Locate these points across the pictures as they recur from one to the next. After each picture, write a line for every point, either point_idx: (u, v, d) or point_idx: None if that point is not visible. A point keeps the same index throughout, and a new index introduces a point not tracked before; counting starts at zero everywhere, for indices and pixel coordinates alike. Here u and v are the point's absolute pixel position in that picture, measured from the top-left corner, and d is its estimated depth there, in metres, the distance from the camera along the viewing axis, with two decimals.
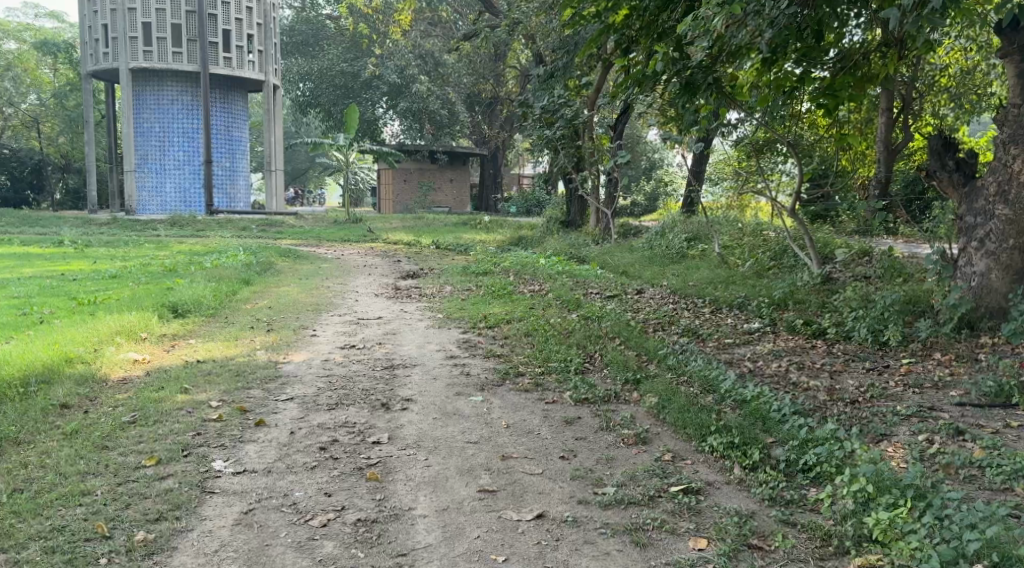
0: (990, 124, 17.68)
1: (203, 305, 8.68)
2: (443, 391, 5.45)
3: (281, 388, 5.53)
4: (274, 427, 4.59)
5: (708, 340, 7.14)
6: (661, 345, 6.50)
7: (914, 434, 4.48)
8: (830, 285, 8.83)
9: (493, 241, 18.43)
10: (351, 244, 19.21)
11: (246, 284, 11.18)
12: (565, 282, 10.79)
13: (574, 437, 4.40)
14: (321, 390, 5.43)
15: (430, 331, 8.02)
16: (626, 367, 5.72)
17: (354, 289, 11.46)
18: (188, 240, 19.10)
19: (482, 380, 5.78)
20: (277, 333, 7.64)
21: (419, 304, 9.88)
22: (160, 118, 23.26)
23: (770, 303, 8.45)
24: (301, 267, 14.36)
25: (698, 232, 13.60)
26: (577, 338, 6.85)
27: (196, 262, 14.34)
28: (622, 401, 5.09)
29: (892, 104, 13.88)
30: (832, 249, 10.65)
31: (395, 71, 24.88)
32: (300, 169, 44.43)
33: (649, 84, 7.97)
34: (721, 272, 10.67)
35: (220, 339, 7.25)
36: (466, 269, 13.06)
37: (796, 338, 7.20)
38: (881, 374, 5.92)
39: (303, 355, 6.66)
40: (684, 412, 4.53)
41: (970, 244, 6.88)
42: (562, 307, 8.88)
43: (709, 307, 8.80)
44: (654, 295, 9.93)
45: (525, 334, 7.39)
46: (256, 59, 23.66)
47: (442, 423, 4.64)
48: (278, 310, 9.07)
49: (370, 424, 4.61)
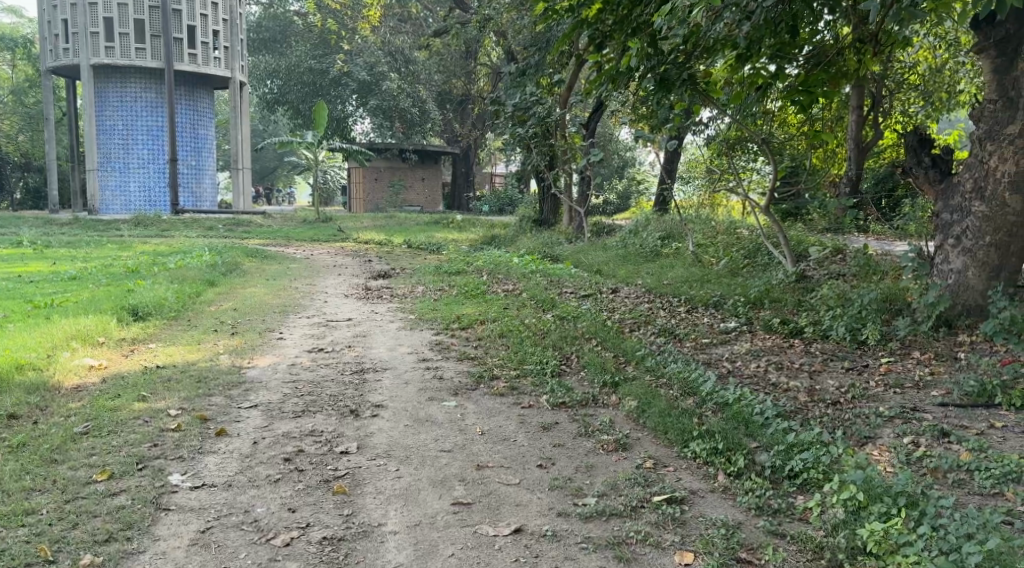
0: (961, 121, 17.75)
1: (165, 308, 8.39)
2: (415, 396, 5.26)
3: (244, 394, 5.31)
4: (236, 437, 4.38)
5: (685, 341, 7.02)
6: (638, 346, 6.36)
7: (898, 436, 4.38)
8: (806, 284, 8.77)
9: (466, 240, 18.24)
10: (321, 243, 18.89)
11: (211, 285, 10.87)
12: (539, 281, 10.63)
13: (552, 443, 4.23)
14: (287, 397, 5.21)
15: (402, 332, 7.82)
16: (603, 369, 5.57)
17: (323, 290, 11.21)
18: (152, 241, 18.65)
19: (454, 384, 5.60)
20: (242, 336, 7.40)
21: (390, 305, 9.66)
22: (123, 115, 22.71)
23: (745, 302, 8.36)
24: (269, 267, 14.04)
25: (671, 230, 13.52)
26: (552, 339, 6.69)
27: (159, 263, 13.96)
28: (600, 405, 4.94)
29: (863, 102, 13.88)
30: (806, 247, 10.62)
31: (364, 69, 24.56)
32: (269, 167, 43.85)
33: (623, 80, 7.82)
34: (696, 270, 10.58)
35: (182, 344, 6.98)
36: (438, 268, 12.85)
37: (773, 337, 7.08)
38: (861, 373, 5.83)
39: (268, 359, 6.43)
40: (665, 416, 4.38)
41: (947, 241, 6.83)
42: (537, 307, 8.72)
43: (685, 306, 8.69)
44: (628, 294, 9.81)
45: (499, 335, 7.22)
46: (222, 55, 23.20)
47: (415, 430, 4.45)
48: (244, 312, 8.80)
49: (338, 432, 4.41)
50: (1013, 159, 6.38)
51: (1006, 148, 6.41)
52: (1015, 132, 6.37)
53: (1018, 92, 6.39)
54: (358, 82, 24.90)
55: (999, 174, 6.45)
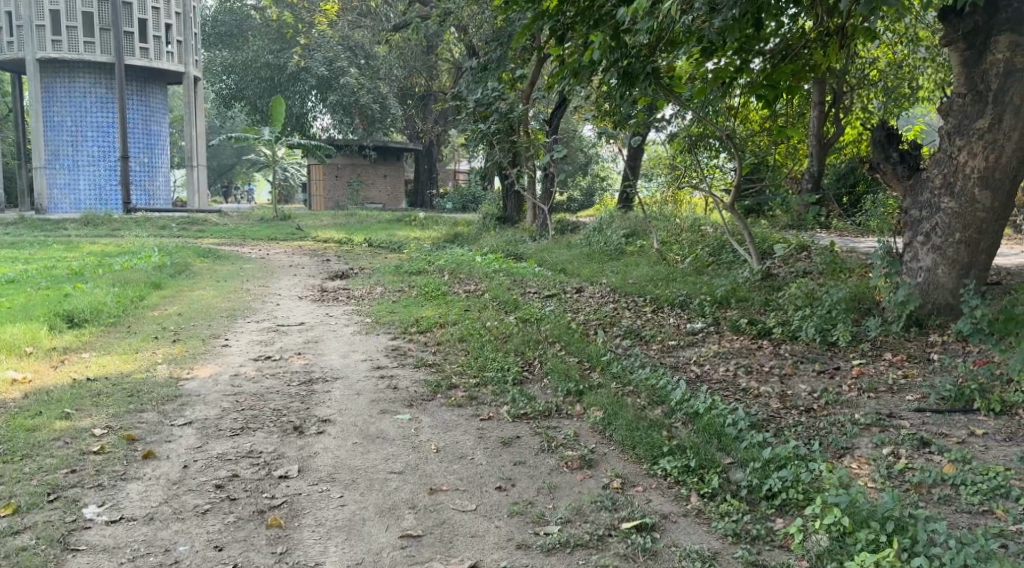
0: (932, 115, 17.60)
1: (103, 314, 7.90)
2: (366, 409, 4.91)
3: (179, 410, 4.92)
4: (165, 460, 4.00)
5: (651, 343, 6.76)
6: (604, 350, 6.07)
7: (877, 447, 4.14)
8: (773, 282, 8.57)
9: (428, 238, 17.85)
10: (278, 242, 18.35)
11: (157, 288, 10.37)
12: (502, 281, 10.31)
13: (512, 461, 3.92)
14: (225, 413, 4.84)
15: (356, 337, 7.44)
16: (567, 376, 5.27)
17: (276, 292, 10.76)
18: (101, 241, 17.94)
19: (408, 394, 5.26)
20: (183, 344, 6.97)
21: (346, 307, 9.27)
22: (71, 111, 21.87)
23: (712, 301, 8.13)
24: (222, 268, 13.53)
25: (636, 228, 13.30)
26: (515, 344, 6.38)
27: (105, 264, 13.36)
28: (563, 416, 4.64)
29: (824, 98, 13.79)
30: (771, 244, 10.45)
31: (323, 64, 24.04)
32: (226, 165, 42.77)
33: (586, 75, 7.53)
34: (661, 268, 10.35)
35: (117, 353, 6.54)
36: (398, 268, 12.47)
37: (740, 338, 6.82)
38: (833, 377, 5.60)
39: (209, 370, 6.02)
40: (633, 429, 4.09)
41: (916, 238, 6.65)
42: (498, 309, 8.40)
43: (651, 306, 8.44)
44: (593, 293, 9.54)
45: (459, 339, 6.89)
46: (175, 50, 22.44)
47: (363, 448, 4.12)
48: (189, 318, 8.34)
49: (278, 453, 4.06)
50: (983, 154, 6.21)
51: (975, 143, 6.24)
52: (984, 126, 6.19)
53: (987, 85, 6.17)
54: (317, 77, 24.37)
55: (968, 170, 6.29)
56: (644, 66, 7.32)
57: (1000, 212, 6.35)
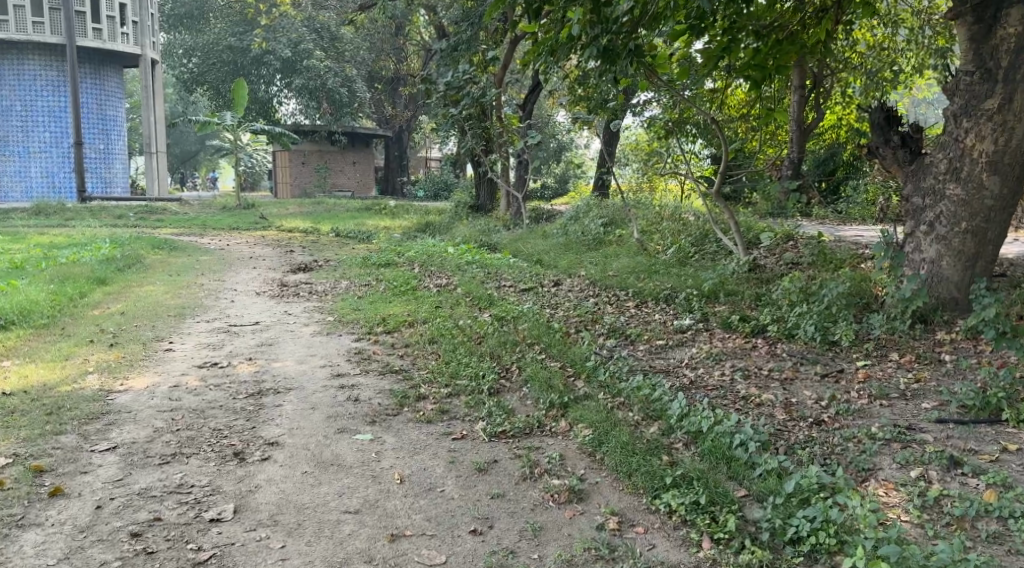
0: (925, 93, 16.96)
1: (32, 316, 7.16)
2: (320, 428, 4.31)
3: (103, 431, 4.28)
4: (76, 498, 3.38)
5: (638, 343, 6.23)
6: (588, 353, 5.52)
7: (902, 468, 3.62)
8: (762, 274, 8.06)
9: (398, 228, 17.13)
10: (240, 232, 17.54)
11: (102, 285, 9.61)
12: (475, 274, 9.73)
13: (489, 493, 3.36)
14: (156, 435, 4.21)
15: (316, 339, 6.82)
16: (549, 387, 4.69)
17: (232, 287, 10.04)
18: (51, 231, 17.00)
19: (370, 408, 4.65)
20: (121, 349, 6.31)
21: (306, 304, 8.63)
22: (21, 95, 20.79)
23: (698, 295, 7.62)
24: (176, 261, 12.75)
25: (614, 216, 12.75)
26: (489, 347, 5.81)
27: (50, 257, 12.52)
28: (545, 434, 4.07)
29: (805, 82, 13.42)
30: (756, 232, 9.95)
31: (288, 46, 23.29)
32: (189, 153, 41.43)
33: (565, 53, 6.94)
34: (642, 259, 9.85)
35: (43, 361, 5.84)
36: (365, 260, 11.81)
37: (731, 336, 6.30)
38: (839, 381, 5.08)
39: (146, 381, 5.37)
40: (627, 453, 3.53)
41: (919, 227, 6.16)
42: (471, 306, 7.80)
43: (634, 301, 7.92)
44: (572, 287, 9.00)
45: (428, 341, 6.30)
46: (131, 31, 21.45)
47: (312, 480, 3.54)
48: (131, 317, 7.63)
49: (212, 488, 3.47)
50: (992, 136, 5.71)
51: (983, 124, 5.74)
52: (994, 107, 5.69)
53: (996, 62, 5.68)
54: (282, 60, 23.54)
55: (976, 154, 5.79)
56: (627, 39, 6.69)
57: (1010, 200, 5.86)
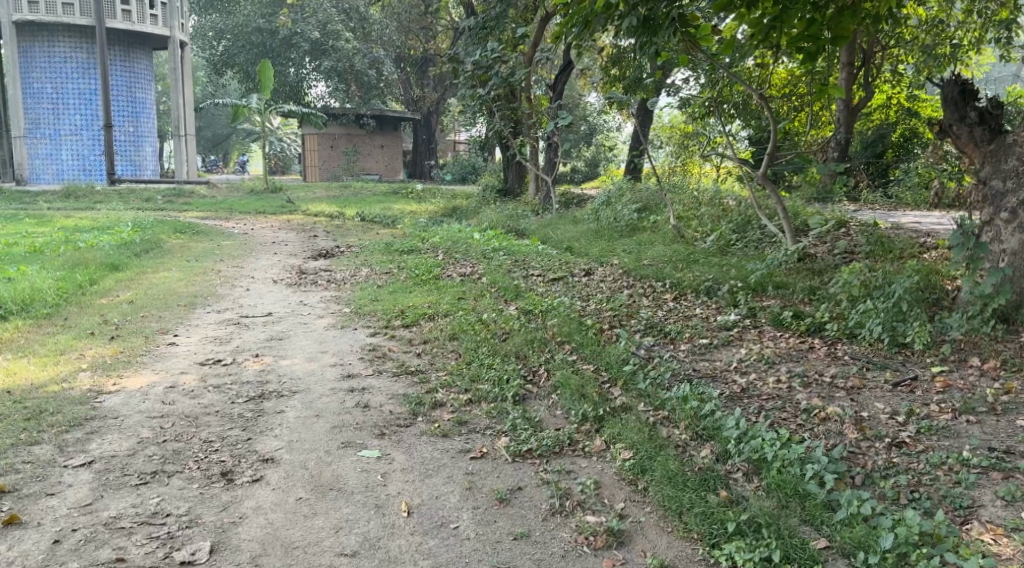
0: (982, 71, 15.92)
1: (33, 307, 6.76)
2: (322, 441, 3.82)
3: (80, 442, 3.81)
4: (35, 529, 2.93)
5: (679, 342, 5.65)
6: (624, 354, 4.96)
7: (1009, 507, 2.99)
8: (814, 265, 7.40)
9: (424, 212, 16.67)
10: (265, 216, 17.20)
11: (114, 271, 9.24)
12: (502, 262, 9.21)
13: (514, 535, 2.87)
14: (139, 448, 3.74)
15: (330, 332, 6.35)
16: (581, 396, 4.14)
17: (249, 274, 9.61)
18: (77, 214, 16.83)
19: (380, 418, 4.15)
20: (122, 342, 5.89)
21: (324, 293, 8.19)
22: (52, 77, 20.61)
23: (744, 289, 7.01)
24: (196, 246, 12.42)
25: (649, 201, 12.09)
26: (515, 346, 5.29)
27: (69, 241, 12.26)
28: (577, 455, 3.52)
29: (854, 59, 12.59)
30: (805, 218, 9.28)
31: (316, 27, 23.00)
32: (221, 135, 41.54)
33: (600, 25, 6.40)
34: (679, 248, 9.24)
35: (36, 356, 5.42)
36: (388, 246, 11.35)
37: (784, 335, 5.70)
38: (913, 389, 4.45)
39: (143, 380, 4.93)
40: (678, 486, 3.01)
41: (998, 215, 5.39)
42: (497, 298, 7.26)
43: (672, 293, 7.34)
44: (604, 276, 8.44)
45: (449, 338, 5.80)
46: (159, 13, 21.17)
47: (306, 509, 3.06)
48: (139, 307, 7.21)
49: (191, 518, 3.00)
50: None
51: None
52: None
53: None
54: (310, 41, 23.17)
55: None
56: (669, 7, 6.03)
57: None
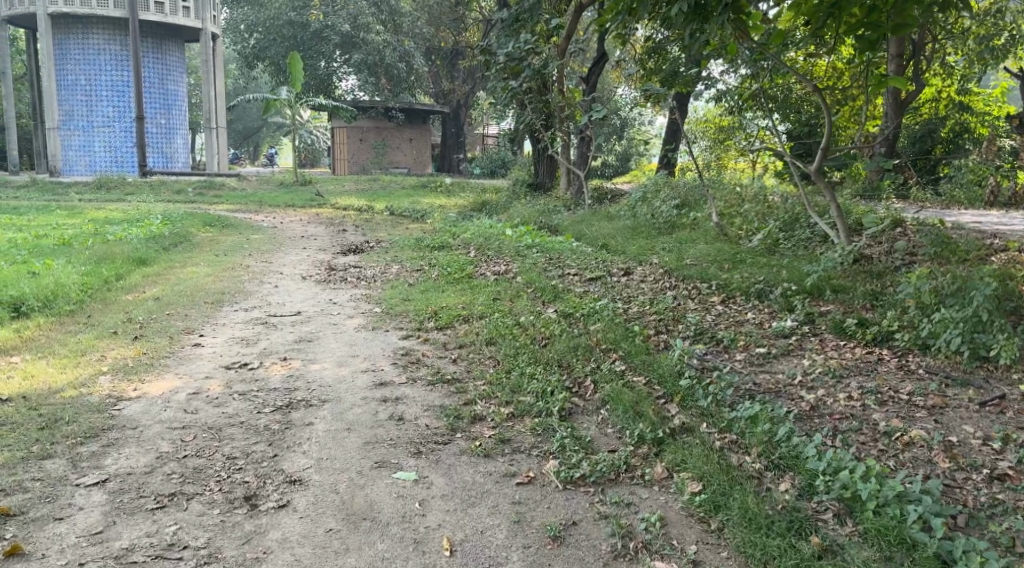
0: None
1: (55, 303, 6.53)
2: (354, 460, 3.50)
3: (95, 456, 3.53)
4: (37, 563, 2.70)
5: (734, 352, 5.25)
6: (677, 364, 4.59)
7: None
8: (871, 267, 6.97)
9: (454, 206, 16.36)
10: (294, 209, 17.02)
11: (141, 266, 9.03)
12: (537, 260, 8.86)
13: None
14: (157, 464, 3.45)
15: (360, 334, 6.04)
16: (636, 414, 3.78)
17: (277, 270, 9.37)
18: (108, 205, 16.79)
19: (415, 433, 3.83)
20: (144, 343, 5.63)
21: (354, 291, 7.91)
22: (85, 69, 20.60)
23: (798, 293, 6.60)
24: (226, 239, 12.26)
25: (688, 196, 11.63)
26: (557, 353, 4.94)
27: (99, 233, 12.16)
28: (636, 483, 3.18)
29: (903, 52, 11.99)
30: (857, 217, 8.81)
31: (347, 20, 22.69)
32: (252, 128, 41.64)
33: (646, 11, 6.04)
34: (722, 246, 8.83)
35: (55, 357, 5.18)
36: (418, 241, 11.05)
37: (848, 345, 5.30)
38: (1001, 409, 4.04)
39: (165, 385, 4.66)
40: (764, 535, 2.73)
41: None
42: (534, 299, 6.92)
43: (719, 295, 6.95)
44: (645, 276, 8.06)
45: (486, 343, 5.48)
46: (192, 5, 21.05)
47: (337, 545, 2.80)
48: (164, 304, 6.96)
49: (212, 554, 2.75)
50: None
51: None
52: None
53: None
54: (340, 34, 22.93)
55: None
56: None
57: None
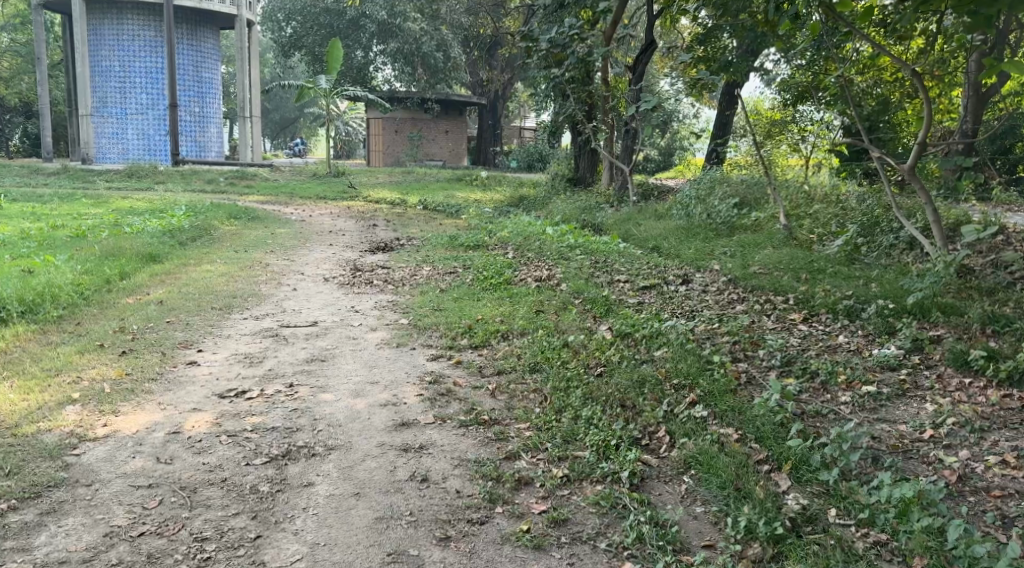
0: None
1: (41, 308, 5.77)
2: (358, 549, 2.67)
3: (26, 532, 2.76)
4: None
5: (835, 390, 4.26)
6: (773, 411, 3.62)
7: None
8: (981, 283, 5.91)
9: (490, 200, 15.47)
10: (325, 201, 16.27)
11: (151, 264, 8.27)
12: (583, 264, 7.92)
13: None
14: (105, 548, 2.66)
15: (382, 352, 5.17)
16: (738, 495, 2.90)
17: (298, 269, 8.54)
18: (134, 195, 16.19)
19: (444, 505, 2.94)
20: (131, 360, 4.80)
21: (378, 296, 7.06)
22: (119, 55, 20.08)
23: (898, 313, 5.57)
24: (250, 233, 11.54)
25: (748, 195, 10.57)
26: (619, 385, 4.00)
27: (117, 225, 11.48)
28: None
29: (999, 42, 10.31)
30: (950, 222, 7.70)
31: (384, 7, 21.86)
32: (290, 118, 41.17)
33: None
34: (793, 252, 7.80)
35: (24, 377, 4.40)
36: (453, 239, 10.17)
37: (978, 385, 4.30)
38: None
39: (141, 419, 3.83)
40: None
41: None
42: (582, 312, 5.99)
43: (799, 312, 5.93)
44: (707, 284, 7.09)
45: (530, 370, 4.59)
46: None
47: None
48: (166, 309, 6.16)
49: None
50: None
51: None
52: None
53: None
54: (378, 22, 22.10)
55: None
56: None
57: None
